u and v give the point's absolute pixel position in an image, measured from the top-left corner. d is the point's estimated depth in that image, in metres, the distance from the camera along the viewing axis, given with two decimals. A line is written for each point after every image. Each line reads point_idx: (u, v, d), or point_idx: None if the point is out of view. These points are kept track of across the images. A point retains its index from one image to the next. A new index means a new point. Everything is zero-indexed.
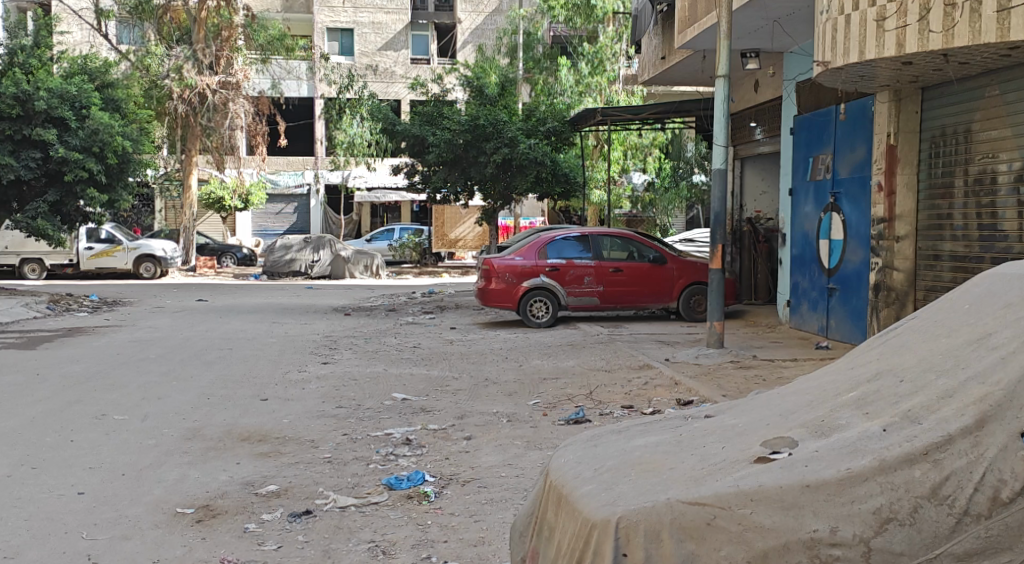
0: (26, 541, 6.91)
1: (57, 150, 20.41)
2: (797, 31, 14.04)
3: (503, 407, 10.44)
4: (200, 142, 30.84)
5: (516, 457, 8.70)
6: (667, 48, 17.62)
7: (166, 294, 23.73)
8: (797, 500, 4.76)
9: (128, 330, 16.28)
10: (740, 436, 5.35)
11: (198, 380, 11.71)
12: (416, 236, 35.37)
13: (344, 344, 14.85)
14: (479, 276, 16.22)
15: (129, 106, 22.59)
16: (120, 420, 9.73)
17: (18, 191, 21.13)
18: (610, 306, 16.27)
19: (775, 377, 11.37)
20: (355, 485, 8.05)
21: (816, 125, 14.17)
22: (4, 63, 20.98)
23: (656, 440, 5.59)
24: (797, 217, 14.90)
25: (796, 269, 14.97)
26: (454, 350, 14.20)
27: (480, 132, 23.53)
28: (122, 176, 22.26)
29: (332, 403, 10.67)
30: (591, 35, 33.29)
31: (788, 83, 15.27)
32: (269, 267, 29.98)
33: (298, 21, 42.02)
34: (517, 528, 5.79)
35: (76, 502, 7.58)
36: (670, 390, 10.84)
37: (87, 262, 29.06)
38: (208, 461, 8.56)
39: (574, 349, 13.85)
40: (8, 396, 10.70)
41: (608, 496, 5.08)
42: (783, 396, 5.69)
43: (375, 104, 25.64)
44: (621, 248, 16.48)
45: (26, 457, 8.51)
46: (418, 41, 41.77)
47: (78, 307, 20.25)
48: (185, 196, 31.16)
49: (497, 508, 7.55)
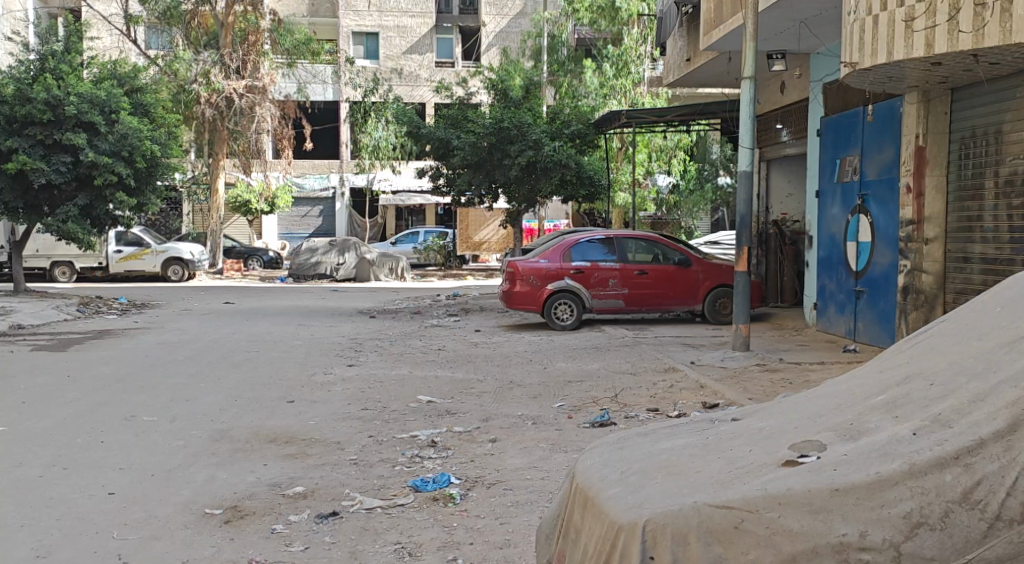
0: (58, 540, 6.98)
1: (87, 154, 20.59)
2: (825, 32, 13.98)
3: (528, 409, 10.47)
4: (227, 146, 30.79)
5: (542, 459, 8.70)
6: (692, 50, 17.58)
7: (195, 296, 23.96)
8: (827, 504, 4.77)
9: (156, 332, 16.40)
10: (767, 438, 5.34)
11: (226, 382, 11.78)
12: (440, 238, 35.50)
13: (369, 346, 14.90)
14: (504, 278, 16.25)
15: (157, 111, 22.71)
16: (149, 421, 9.81)
17: (48, 195, 21.37)
18: (634, 309, 16.25)
19: (803, 380, 11.32)
20: (381, 487, 8.08)
21: (843, 126, 14.10)
22: (35, 68, 21.15)
23: (683, 443, 5.59)
24: (824, 219, 14.84)
25: (823, 271, 14.90)
26: (479, 352, 14.24)
27: (504, 135, 23.48)
28: (150, 180, 22.37)
29: (358, 405, 10.71)
30: (615, 36, 33.23)
31: (815, 84, 15.21)
32: (294, 269, 30.10)
33: (324, 26, 42.28)
34: (543, 531, 5.80)
35: (107, 502, 7.63)
36: (696, 393, 10.83)
37: (116, 265, 29.32)
38: (236, 462, 8.61)
39: (600, 352, 13.86)
40: (39, 398, 10.80)
41: (634, 499, 5.08)
42: (810, 400, 5.67)
43: (400, 107, 25.74)
44: (646, 250, 16.45)
45: (57, 458, 8.58)
46: (443, 44, 41.86)
47: (108, 309, 20.42)
48: (213, 199, 31.37)
49: (523, 510, 7.56)
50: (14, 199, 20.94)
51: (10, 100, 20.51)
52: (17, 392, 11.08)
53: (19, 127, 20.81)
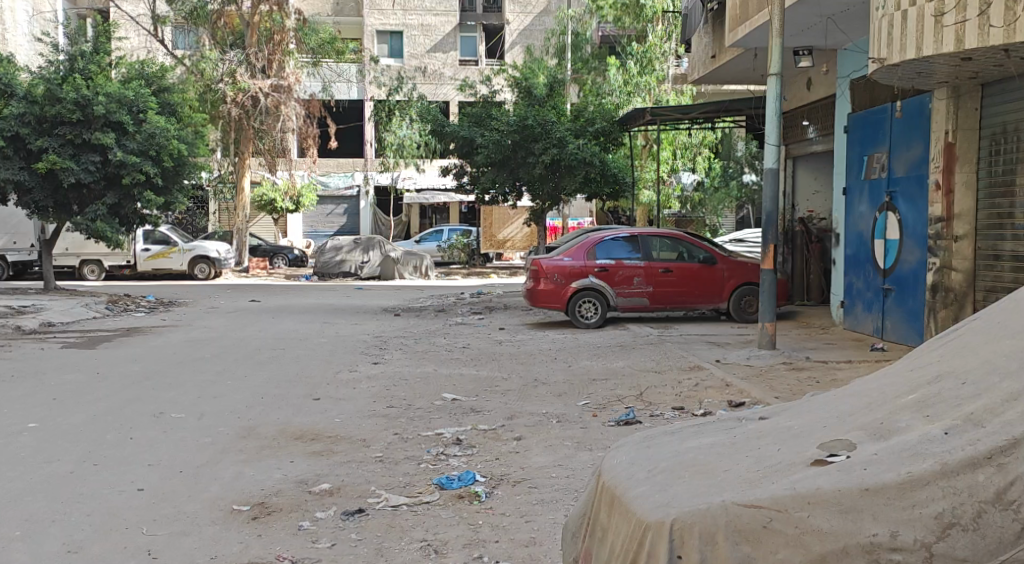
0: (88, 535, 7.02)
1: (116, 154, 20.74)
2: (852, 28, 13.91)
3: (554, 408, 10.46)
4: (253, 145, 30.94)
5: (567, 457, 8.69)
6: (717, 47, 17.53)
7: (221, 294, 24.09)
8: (856, 503, 4.76)
9: (183, 330, 16.46)
10: (796, 437, 5.31)
11: (252, 380, 11.81)
12: (464, 236, 35.71)
13: (394, 344, 14.93)
14: (528, 276, 16.24)
15: (184, 110, 22.84)
16: (177, 418, 9.86)
17: (78, 194, 21.52)
18: (659, 307, 16.21)
19: (830, 378, 11.27)
20: (407, 484, 8.10)
21: (871, 123, 14.03)
22: (64, 69, 21.28)
23: (710, 441, 5.57)
24: (851, 216, 14.76)
25: (850, 269, 14.82)
26: (504, 350, 14.25)
27: (529, 133, 23.54)
28: (178, 178, 22.46)
29: (383, 403, 10.72)
30: (640, 33, 33.15)
31: (842, 80, 15.11)
32: (319, 268, 30.25)
33: (349, 25, 42.41)
34: (569, 529, 5.79)
35: (137, 498, 7.68)
36: (721, 392, 10.79)
37: (144, 263, 29.52)
38: (263, 460, 8.63)
39: (625, 350, 13.84)
40: (68, 394, 10.87)
41: (662, 498, 5.07)
42: (839, 399, 5.63)
43: (425, 105, 25.73)
44: (670, 248, 16.40)
45: (87, 454, 8.64)
46: (467, 42, 41.87)
47: (136, 307, 20.56)
48: (239, 198, 31.51)
49: (549, 508, 7.56)
50: (44, 198, 21.16)
51: (40, 100, 20.67)
52: (47, 389, 11.15)
53: (49, 127, 21.00)
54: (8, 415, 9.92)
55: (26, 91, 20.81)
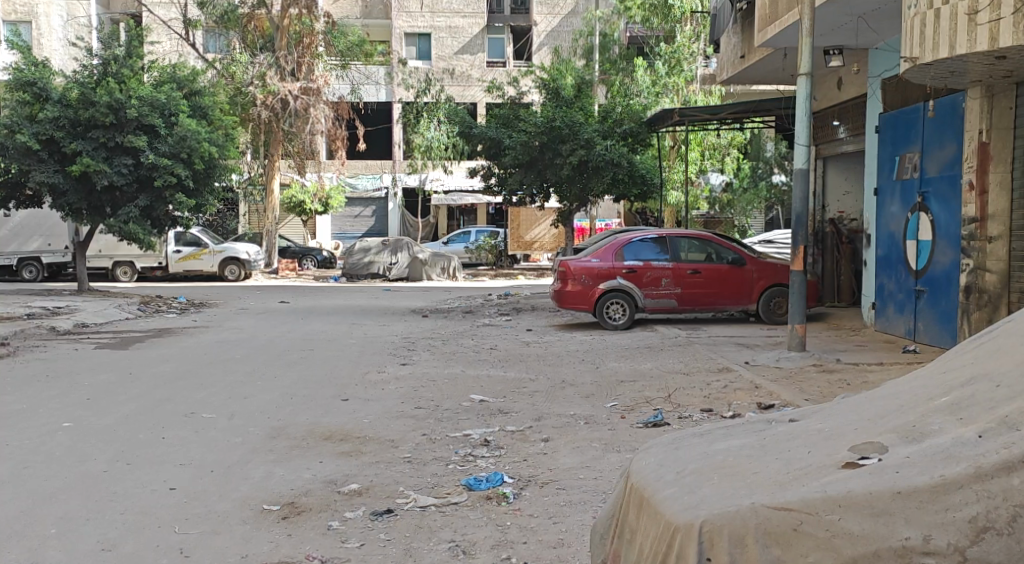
0: (122, 534, 7.08)
1: (148, 157, 20.88)
2: (883, 27, 13.84)
3: (581, 409, 10.44)
4: (282, 147, 31.13)
5: (595, 459, 8.68)
6: (746, 47, 17.44)
7: (250, 295, 24.18)
8: (888, 507, 4.73)
9: (213, 331, 16.55)
10: (827, 440, 5.28)
11: (281, 380, 11.87)
12: (492, 237, 35.76)
13: (422, 345, 14.96)
14: (556, 278, 16.22)
15: (215, 113, 22.98)
16: (208, 419, 9.90)
17: (111, 196, 21.69)
18: (687, 308, 16.17)
19: (861, 381, 11.20)
20: (435, 485, 8.11)
21: (903, 122, 13.94)
22: (97, 73, 21.51)
23: (740, 443, 5.55)
24: (882, 216, 14.66)
25: (881, 270, 14.71)
26: (532, 352, 14.23)
27: (557, 134, 23.56)
28: (209, 181, 22.58)
29: (411, 404, 10.75)
30: (667, 34, 33.04)
31: (873, 80, 15.03)
32: (348, 269, 30.40)
33: (377, 27, 42.49)
34: (597, 531, 5.78)
35: (169, 497, 7.73)
36: (750, 394, 10.73)
37: (175, 265, 29.70)
38: (292, 459, 8.67)
39: (653, 352, 13.79)
40: (100, 394, 10.95)
41: (691, 500, 5.06)
42: (870, 400, 5.60)
43: (453, 107, 25.76)
44: (698, 249, 16.35)
45: (121, 453, 8.70)
46: (495, 43, 41.93)
47: (167, 308, 20.69)
48: (268, 200, 31.65)
49: (577, 510, 7.54)
50: (78, 200, 21.37)
51: (74, 104, 20.88)
52: (81, 389, 11.24)
53: (83, 130, 21.17)
54: (42, 415, 10.01)
55: (60, 95, 20.98)
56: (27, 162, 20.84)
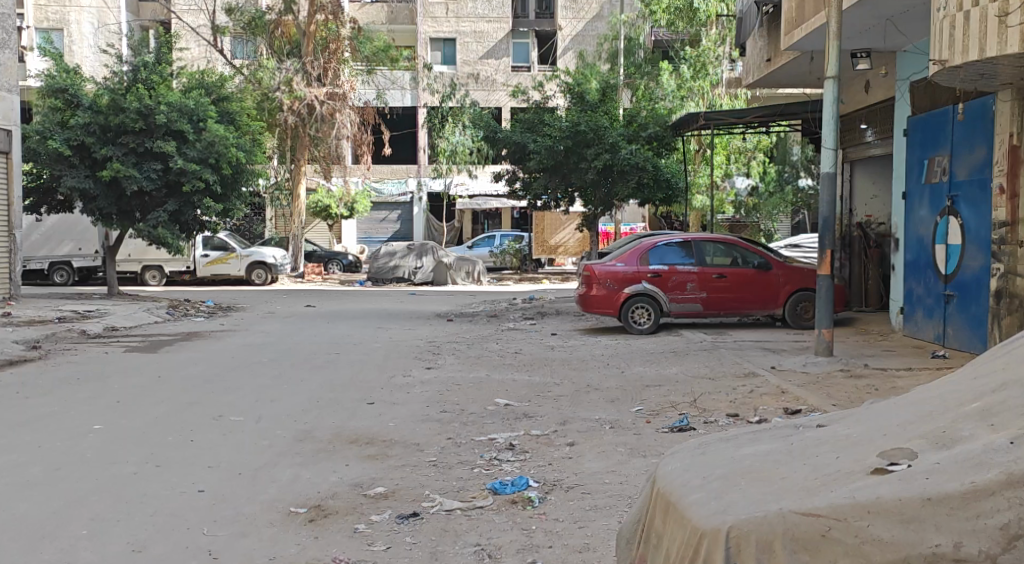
0: (151, 535, 7.12)
1: (176, 162, 20.94)
2: (912, 29, 13.74)
3: (606, 414, 10.41)
4: (308, 152, 31.35)
5: (621, 464, 8.65)
6: (773, 50, 17.35)
7: (276, 299, 24.23)
8: (919, 513, 4.72)
9: (241, 335, 16.62)
10: (855, 445, 5.25)
11: (308, 384, 11.90)
12: (516, 242, 35.77)
13: (447, 349, 14.96)
14: (581, 282, 16.24)
15: (243, 119, 23.07)
16: (236, 422, 9.95)
17: (140, 201, 21.85)
18: (713, 312, 16.11)
19: (889, 386, 11.12)
20: (460, 489, 8.10)
21: (931, 125, 13.85)
22: (127, 79, 21.64)
23: (767, 449, 5.53)
24: (910, 221, 14.56)
25: (910, 275, 14.61)
26: (556, 356, 14.22)
27: (581, 138, 23.54)
28: (236, 185, 22.65)
29: (436, 408, 10.75)
30: (693, 38, 32.95)
31: (901, 83, 14.94)
32: (373, 273, 30.46)
33: (402, 32, 42.53)
34: (623, 535, 5.76)
35: (197, 499, 7.76)
36: (777, 399, 10.68)
37: (203, 269, 29.93)
38: (319, 462, 8.70)
39: (678, 356, 13.76)
40: (129, 397, 11.02)
41: (718, 505, 5.05)
42: (901, 405, 5.55)
43: (477, 111, 25.81)
44: (724, 254, 16.26)
45: (150, 456, 8.75)
46: (520, 48, 41.97)
47: (195, 311, 20.82)
48: (295, 205, 31.84)
49: (602, 515, 7.52)
50: (109, 206, 21.55)
51: (104, 110, 21.01)
52: (111, 392, 11.30)
53: (113, 136, 21.33)
54: (74, 417, 10.07)
55: (91, 101, 21.11)
56: (59, 167, 21.09)
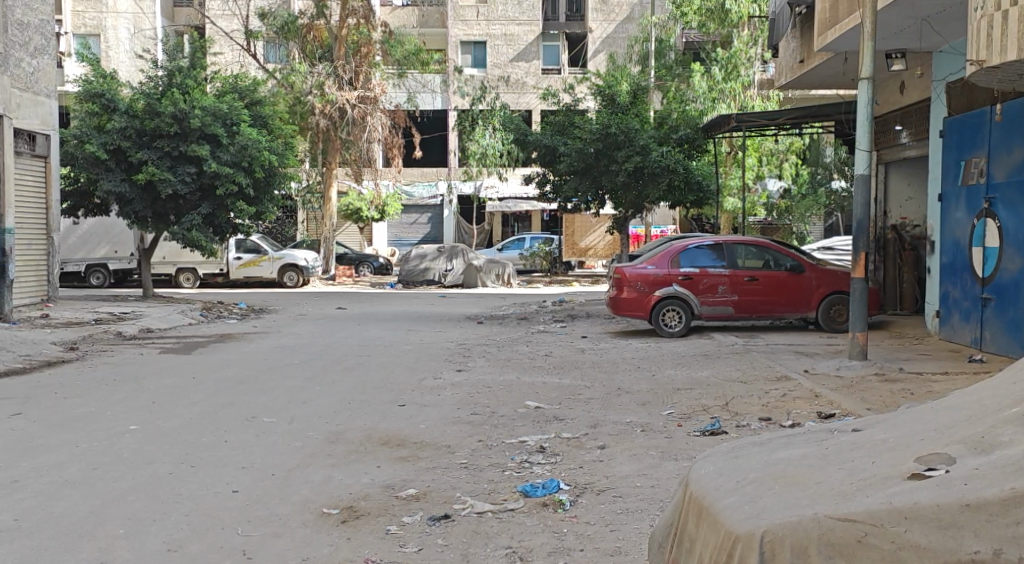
0: (187, 534, 7.15)
1: (210, 166, 21.01)
2: (948, 29, 13.62)
3: (637, 417, 10.37)
4: (339, 155, 31.37)
5: (652, 467, 8.61)
6: (806, 51, 17.24)
7: (308, 302, 24.30)
8: (957, 519, 4.66)
9: (274, 337, 16.68)
10: (890, 450, 5.20)
11: (339, 386, 11.93)
12: (546, 244, 35.71)
13: (477, 352, 14.94)
14: (611, 285, 16.22)
15: (275, 122, 23.20)
16: (270, 423, 9.99)
17: (174, 204, 21.98)
18: (745, 316, 16.02)
19: (924, 390, 11.00)
20: (491, 491, 8.08)
21: (968, 126, 13.72)
22: (163, 84, 21.85)
23: (801, 452, 5.49)
24: (946, 223, 14.42)
25: (945, 278, 14.47)
26: (587, 359, 14.19)
27: (612, 141, 23.50)
28: (269, 189, 22.75)
29: (467, 410, 10.75)
30: (724, 39, 32.76)
31: (937, 84, 14.82)
32: (403, 276, 30.47)
33: (433, 36, 42.69)
34: (655, 539, 5.72)
35: (231, 499, 7.79)
36: (810, 403, 10.59)
37: (236, 271, 30.12)
38: (351, 464, 8.71)
39: (709, 360, 13.67)
40: (165, 398, 11.09)
41: (752, 510, 5.00)
42: (937, 410, 5.50)
43: (507, 114, 25.81)
44: (756, 256, 16.16)
45: (185, 456, 8.79)
46: (550, 51, 41.89)
47: (228, 314, 20.92)
48: (326, 208, 31.99)
49: (634, 518, 7.48)
50: (143, 208, 21.70)
51: (140, 114, 21.20)
52: (146, 392, 11.38)
53: (149, 140, 21.50)
54: (110, 417, 10.15)
55: (127, 106, 21.31)
56: (96, 170, 21.31)
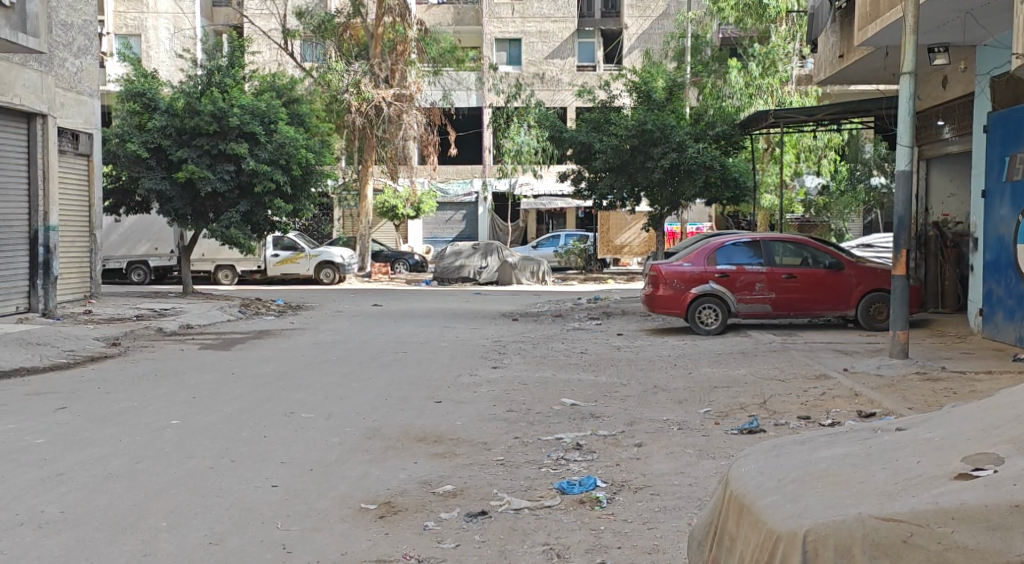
0: (227, 528, 7.18)
1: (248, 164, 21.13)
2: (993, 23, 13.45)
3: (674, 415, 10.30)
4: (375, 153, 31.36)
5: (689, 465, 8.55)
6: (846, 46, 17.08)
7: (345, 299, 24.34)
8: (1005, 521, 4.60)
9: (312, 333, 16.74)
10: (935, 450, 5.13)
11: (375, 382, 11.94)
12: (581, 242, 35.61)
13: (513, 349, 14.92)
14: (647, 282, 16.15)
15: (312, 120, 23.31)
16: (307, 419, 10.02)
17: (213, 202, 22.12)
18: (782, 313, 15.90)
19: (967, 390, 10.86)
20: (528, 488, 8.06)
21: (1013, 121, 13.53)
22: (202, 83, 21.98)
23: (843, 451, 5.42)
24: (991, 219, 14.23)
25: (990, 275, 14.28)
26: (624, 356, 14.14)
27: (648, 137, 23.40)
28: (306, 186, 22.79)
29: (502, 407, 10.74)
30: (761, 34, 32.46)
31: (981, 78, 14.64)
32: (438, 273, 30.54)
33: (468, 33, 42.78)
34: (693, 537, 5.66)
35: (271, 494, 7.82)
36: (849, 402, 10.48)
37: (273, 268, 30.27)
38: (387, 460, 8.71)
39: (747, 358, 13.56)
40: (203, 393, 11.16)
41: (794, 509, 4.95)
42: (984, 408, 5.43)
43: (543, 111, 25.76)
44: (794, 254, 16.03)
45: (224, 451, 8.84)
46: (585, 48, 41.88)
47: (266, 310, 20.99)
48: (362, 205, 32.06)
49: (671, 516, 7.43)
50: (182, 206, 21.84)
51: (180, 113, 21.37)
52: (187, 388, 11.45)
53: (189, 138, 21.62)
54: (151, 412, 10.22)
55: (168, 104, 21.50)
56: (137, 169, 21.56)
